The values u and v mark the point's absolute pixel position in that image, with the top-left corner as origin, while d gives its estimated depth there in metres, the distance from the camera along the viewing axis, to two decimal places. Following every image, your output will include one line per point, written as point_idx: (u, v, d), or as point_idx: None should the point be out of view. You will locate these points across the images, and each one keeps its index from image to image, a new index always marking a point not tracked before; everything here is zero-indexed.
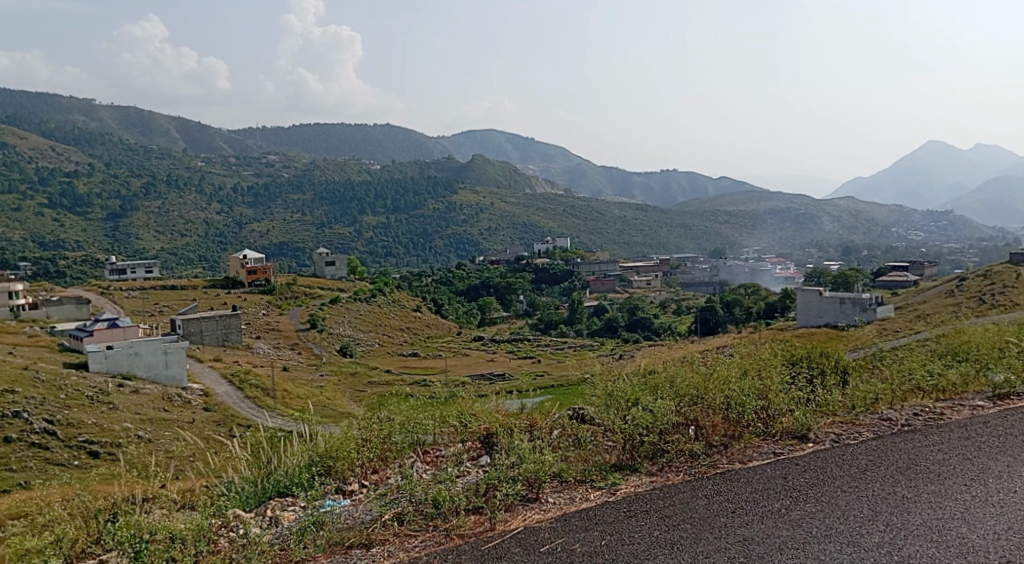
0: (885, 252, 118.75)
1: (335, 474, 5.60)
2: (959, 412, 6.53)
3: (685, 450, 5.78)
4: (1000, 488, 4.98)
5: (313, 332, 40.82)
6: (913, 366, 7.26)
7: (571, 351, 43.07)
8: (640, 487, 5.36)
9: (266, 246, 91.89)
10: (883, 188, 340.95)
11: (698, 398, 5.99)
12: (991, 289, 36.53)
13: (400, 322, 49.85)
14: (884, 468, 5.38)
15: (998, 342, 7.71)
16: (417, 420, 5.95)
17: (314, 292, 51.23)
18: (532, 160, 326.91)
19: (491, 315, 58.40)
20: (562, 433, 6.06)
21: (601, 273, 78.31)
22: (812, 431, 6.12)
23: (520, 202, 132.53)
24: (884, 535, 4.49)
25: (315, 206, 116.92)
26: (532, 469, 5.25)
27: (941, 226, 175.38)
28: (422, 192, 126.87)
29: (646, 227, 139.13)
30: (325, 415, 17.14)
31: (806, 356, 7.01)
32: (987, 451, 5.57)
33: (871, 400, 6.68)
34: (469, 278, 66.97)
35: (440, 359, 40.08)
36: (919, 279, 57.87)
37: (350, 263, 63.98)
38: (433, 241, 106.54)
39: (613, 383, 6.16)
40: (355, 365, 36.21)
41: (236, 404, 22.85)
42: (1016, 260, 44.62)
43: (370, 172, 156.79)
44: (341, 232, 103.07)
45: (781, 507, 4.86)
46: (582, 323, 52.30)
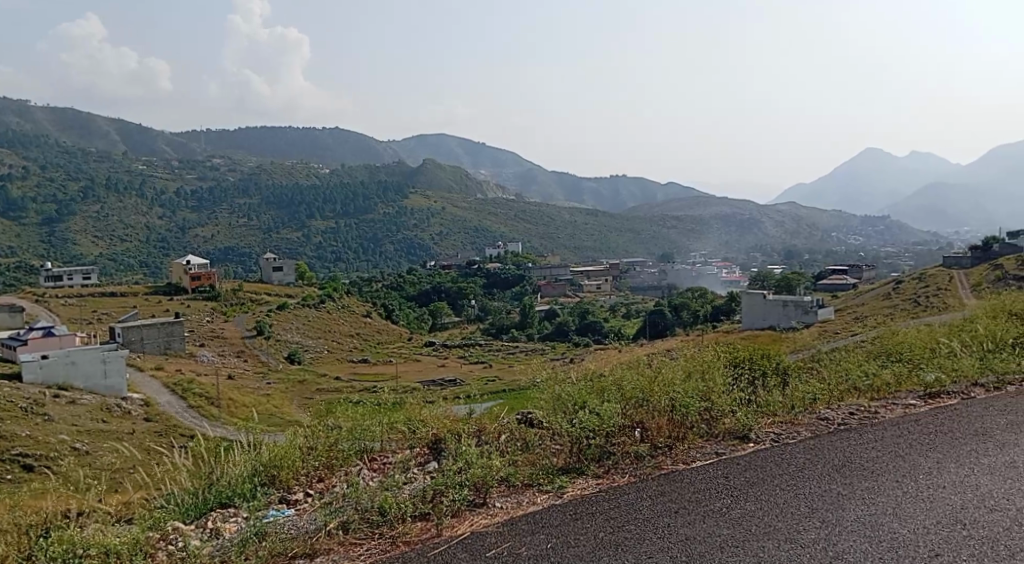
0: (827, 256, 122.00)
1: (279, 484, 5.51)
2: (894, 410, 6.73)
3: (631, 452, 5.87)
4: (929, 483, 5.17)
5: (260, 339, 40.17)
6: (849, 368, 7.55)
7: (522, 355, 43.33)
8: (587, 490, 5.39)
9: (211, 252, 89.79)
10: (824, 195, 350.39)
11: (643, 401, 6.12)
12: (926, 291, 37.96)
13: (349, 327, 49.39)
14: (821, 466, 5.54)
15: (930, 342, 8.06)
16: (364, 427, 5.95)
17: (261, 298, 50.39)
18: (483, 164, 327.16)
19: (443, 319, 58.36)
20: (509, 437, 6.09)
21: (552, 277, 78.80)
22: (753, 430, 6.22)
23: (471, 206, 132.66)
24: (819, 531, 4.61)
25: (262, 210, 114.77)
26: (480, 473, 5.33)
27: (879, 230, 181.02)
28: (371, 196, 125.61)
29: (595, 232, 140.22)
30: (272, 424, 16.81)
31: (748, 357, 7.20)
32: (918, 449, 5.76)
33: (811, 400, 6.86)
34: (420, 283, 66.77)
35: (391, 365, 39.81)
36: (857, 282, 59.73)
37: (298, 268, 63.24)
38: (383, 246, 105.87)
39: (561, 387, 6.32)
40: (303, 372, 35.67)
41: (179, 414, 22.38)
42: (949, 264, 46.56)
43: (319, 177, 154.36)
44: (289, 237, 101.60)
45: (723, 506, 4.96)
46: (533, 327, 52.57)
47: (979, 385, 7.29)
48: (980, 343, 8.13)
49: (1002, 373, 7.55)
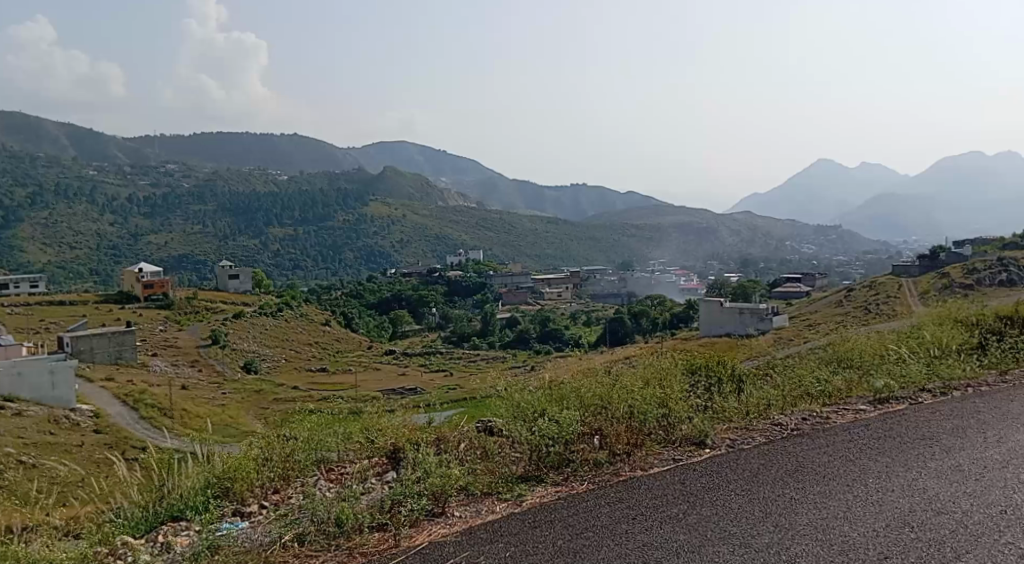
0: (782, 264, 124.29)
1: (232, 496, 5.39)
2: (845, 416, 6.86)
3: (590, 459, 5.89)
4: (879, 487, 5.28)
5: (215, 348, 39.44)
6: (802, 374, 7.69)
7: (483, 363, 43.20)
8: (546, 498, 5.39)
9: (165, 259, 87.95)
10: (779, 204, 356.85)
11: (602, 408, 6.17)
12: (877, 298, 38.83)
13: (307, 336, 48.77)
14: (775, 471, 5.63)
15: (879, 349, 8.25)
16: (321, 438, 5.89)
17: (216, 306, 49.48)
18: (444, 173, 326.56)
19: (403, 328, 57.93)
20: (469, 445, 6.06)
21: (513, 285, 78.82)
22: (709, 437, 6.30)
23: (432, 214, 132.16)
24: (774, 535, 4.69)
25: (218, 217, 112.85)
26: (438, 484, 5.27)
27: (831, 239, 185.05)
28: (330, 204, 124.51)
29: (556, 240, 140.89)
30: (227, 435, 16.50)
31: (705, 365, 7.31)
32: (869, 452, 5.89)
33: (765, 407, 6.97)
34: (380, 291, 66.22)
35: (350, 374, 39.34)
36: (811, 290, 60.84)
37: (254, 276, 62.22)
38: (343, 254, 104.86)
39: (521, 396, 6.33)
40: (260, 382, 35.04)
41: (130, 426, 21.82)
42: (898, 272, 47.80)
43: (277, 184, 152.46)
44: (246, 245, 99.97)
45: (678, 513, 5.01)
46: (494, 335, 52.57)
47: (925, 391, 7.47)
48: (927, 350, 8.34)
49: (948, 379, 7.74)
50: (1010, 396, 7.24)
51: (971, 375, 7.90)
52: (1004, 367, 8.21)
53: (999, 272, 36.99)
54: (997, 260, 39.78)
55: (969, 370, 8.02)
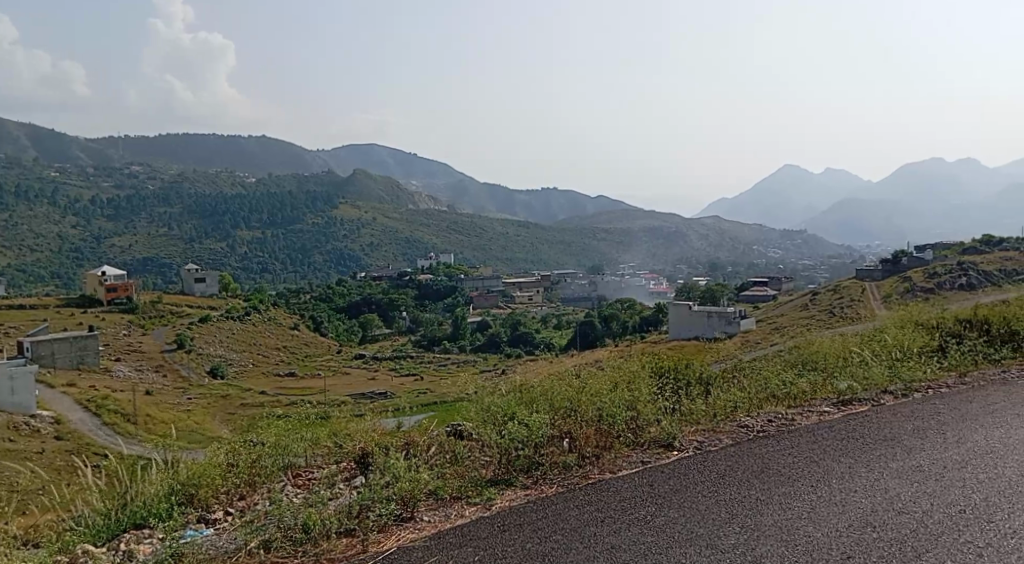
0: (749, 268, 125.78)
1: (197, 502, 5.31)
2: (810, 417, 6.97)
3: (559, 462, 5.92)
4: (842, 488, 5.37)
5: (181, 353, 38.90)
6: (768, 377, 7.80)
7: (454, 367, 43.16)
8: (515, 501, 5.40)
9: (129, 262, 86.54)
10: (746, 209, 361.40)
11: (571, 411, 6.20)
12: (841, 302, 39.50)
13: (275, 340, 48.28)
14: (740, 472, 5.69)
15: (843, 351, 8.40)
16: (288, 443, 5.84)
17: (182, 310, 48.72)
18: (415, 176, 326.01)
19: (373, 332, 57.64)
20: (438, 449, 6.06)
21: (484, 289, 78.85)
22: (677, 439, 6.33)
23: (403, 217, 131.66)
24: (739, 537, 4.74)
25: (184, 219, 111.29)
26: (407, 487, 5.27)
27: (797, 244, 187.90)
28: (299, 206, 123.40)
29: (527, 243, 141.21)
30: (192, 440, 16.35)
31: (672, 367, 7.41)
32: (832, 454, 5.98)
33: (732, 409, 7.05)
34: (350, 294, 65.80)
35: (318, 378, 38.99)
36: (776, 293, 61.76)
37: (221, 279, 61.46)
38: (313, 257, 104.04)
39: (491, 399, 6.35)
40: (227, 387, 34.60)
41: (92, 432, 21.44)
42: (861, 275, 48.71)
43: (245, 185, 150.87)
44: (213, 248, 98.66)
45: (647, 514, 5.05)
46: (465, 338, 52.53)
47: (887, 393, 7.61)
48: (889, 351, 8.50)
49: (909, 381, 7.89)
50: (967, 396, 7.43)
51: (931, 377, 8.09)
52: (962, 369, 8.42)
53: (959, 276, 37.87)
54: (957, 264, 40.76)
55: (929, 372, 8.20)
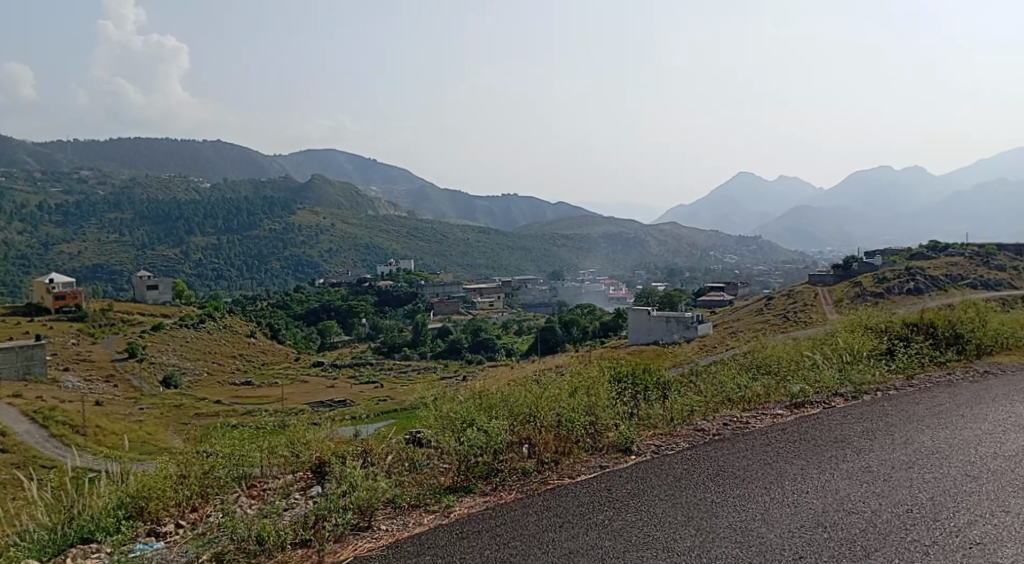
0: (706, 274, 127.35)
1: (147, 515, 5.19)
2: (763, 420, 7.08)
3: (518, 468, 5.95)
4: (795, 489, 5.46)
5: (132, 362, 37.92)
6: (724, 380, 7.89)
7: (414, 374, 42.92)
8: (474, 508, 5.38)
9: (78, 268, 84.30)
10: (704, 217, 366.35)
11: (531, 417, 6.20)
12: (795, 307, 40.19)
13: (230, 349, 47.37)
14: (695, 475, 5.77)
15: (796, 355, 8.57)
16: (243, 452, 5.70)
17: (134, 318, 47.61)
18: (375, 180, 324.15)
19: (332, 339, 57.04)
20: (396, 457, 6.01)
21: (445, 295, 78.56)
22: (634, 443, 6.39)
23: (362, 223, 130.86)
24: (694, 539, 4.79)
25: (136, 225, 108.84)
26: (363, 496, 5.22)
27: (753, 250, 190.97)
28: (256, 212, 121.57)
29: (486, 250, 141.15)
30: (145, 452, 15.93)
31: (631, 373, 7.47)
32: (785, 456, 6.09)
33: (688, 412, 7.13)
34: (308, 301, 65.03)
35: (276, 387, 38.34)
36: (733, 298, 62.63)
37: (175, 286, 60.22)
38: (270, 263, 102.70)
39: (450, 406, 6.29)
40: (180, 397, 33.82)
41: (40, 444, 20.80)
42: (814, 281, 49.61)
43: (199, 191, 148.16)
44: (166, 254, 96.65)
45: (604, 518, 5.08)
46: (426, 345, 52.17)
47: (838, 395, 7.76)
48: (839, 355, 8.68)
49: (859, 384, 8.06)
50: (917, 397, 7.62)
51: (880, 380, 8.26)
52: (910, 371, 8.64)
53: (907, 281, 38.78)
54: (905, 269, 41.76)
55: (878, 375, 8.39)
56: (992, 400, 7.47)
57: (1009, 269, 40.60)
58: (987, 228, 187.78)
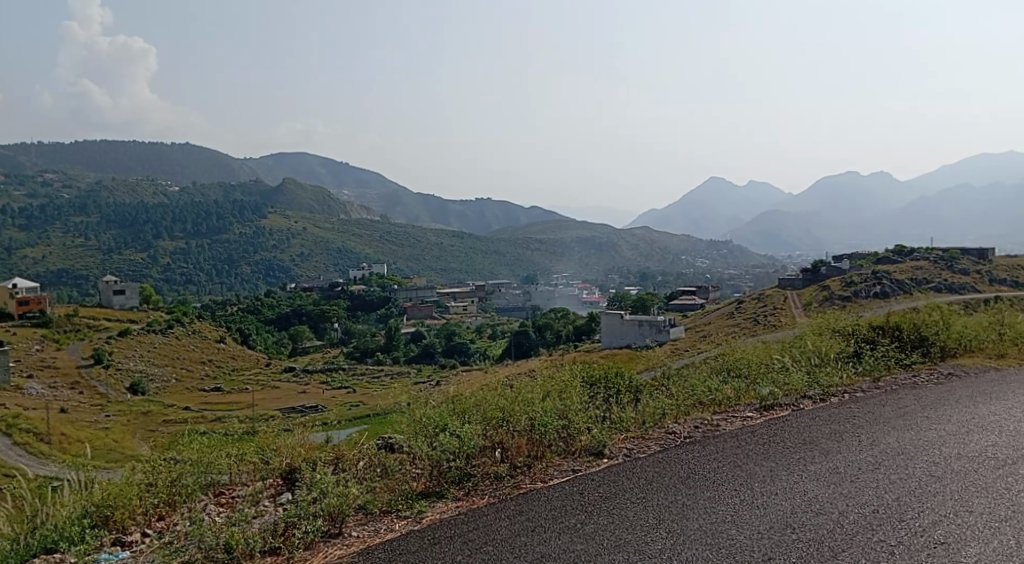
0: (678, 278, 128.30)
1: (112, 524, 5.12)
2: (733, 422, 7.16)
3: (490, 473, 5.94)
4: (763, 490, 5.52)
5: (98, 368, 37.25)
6: (695, 384, 7.97)
7: (387, 379, 42.71)
8: (446, 513, 5.36)
9: (42, 273, 82.67)
10: (675, 221, 369.71)
11: (504, 421, 6.19)
12: (764, 310, 40.69)
13: (199, 354, 46.79)
14: (668, 478, 5.80)
15: (765, 358, 8.66)
16: (211, 459, 5.59)
17: (100, 323, 46.81)
18: (347, 184, 322.42)
19: (303, 344, 56.60)
20: (368, 463, 5.98)
21: (418, 299, 78.35)
22: (607, 447, 6.41)
23: (334, 227, 130.04)
24: (664, 542, 4.82)
25: (102, 229, 107.15)
26: (335, 503, 5.14)
27: (724, 255, 192.77)
28: (225, 216, 120.19)
29: (459, 254, 141.06)
30: (111, 459, 15.66)
31: (604, 377, 7.49)
32: (754, 458, 6.16)
33: (660, 416, 7.18)
34: (279, 306, 64.44)
35: (246, 393, 37.90)
36: (704, 302, 63.26)
37: (142, 291, 59.32)
38: (239, 268, 101.64)
39: (422, 411, 6.25)
40: (148, 404, 33.32)
41: (3, 452, 20.36)
42: (783, 285, 50.32)
43: (167, 194, 146.14)
44: (133, 258, 95.15)
45: (576, 522, 5.09)
46: (398, 350, 51.94)
47: (806, 398, 7.87)
48: (807, 358, 8.82)
49: (827, 387, 8.17)
50: (884, 399, 7.76)
51: (847, 383, 8.38)
52: (877, 374, 8.77)
53: (873, 284, 39.52)
54: (872, 273, 42.52)
55: (845, 377, 8.51)
56: (957, 401, 7.63)
57: (971, 273, 41.46)
58: (950, 232, 191.84)
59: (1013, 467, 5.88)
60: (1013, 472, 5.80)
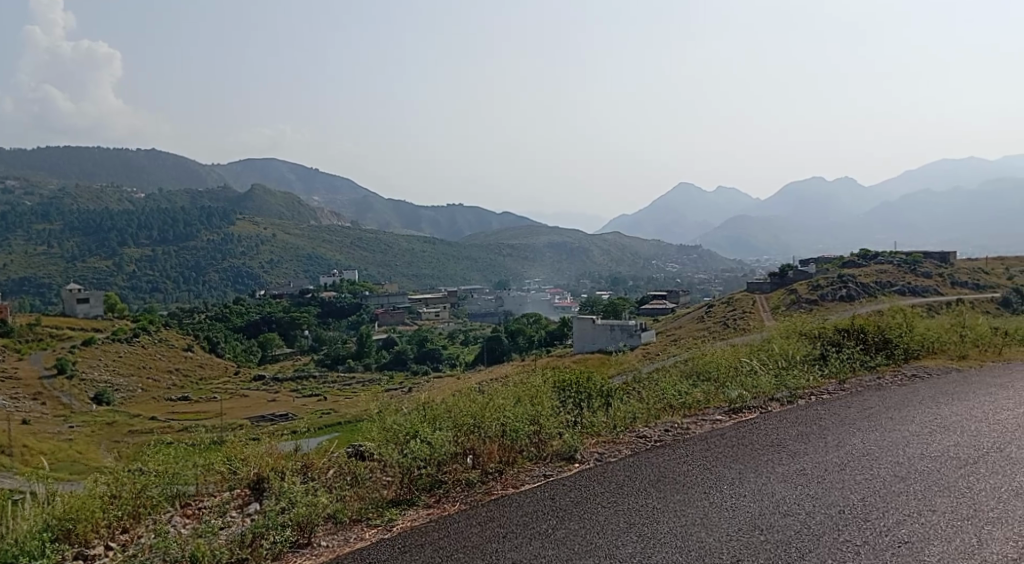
0: (649, 282, 129.09)
1: (75, 538, 5.00)
2: (703, 425, 7.21)
3: (461, 479, 5.92)
4: (732, 493, 5.57)
5: (61, 379, 36.48)
6: (665, 388, 8.03)
7: (358, 386, 42.37)
8: (417, 521, 5.33)
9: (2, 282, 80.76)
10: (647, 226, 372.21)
11: (475, 427, 6.17)
12: (733, 314, 41.07)
13: (166, 363, 46.04)
14: (639, 482, 5.82)
15: (734, 361, 8.76)
16: (177, 470, 5.53)
17: (63, 333, 45.84)
18: (316, 190, 319.51)
19: (273, 351, 56.01)
20: (338, 472, 5.93)
21: (389, 305, 77.89)
22: (578, 451, 6.41)
23: (304, 233, 128.93)
24: (636, 544, 4.85)
25: (65, 237, 105.15)
26: (304, 513, 5.10)
27: (694, 259, 194.56)
28: (192, 222, 118.54)
29: (431, 259, 140.70)
30: (72, 471, 15.33)
31: (576, 382, 7.50)
32: (722, 460, 6.22)
33: (631, 420, 7.21)
34: (248, 313, 63.66)
35: (215, 402, 37.34)
36: (674, 306, 63.71)
37: (107, 299, 58.32)
38: (207, 275, 100.30)
39: (393, 418, 6.20)
40: (113, 414, 32.71)
41: None
42: (752, 289, 50.79)
43: (132, 201, 143.75)
44: (97, 266, 93.36)
45: (548, 527, 5.10)
46: (370, 356, 51.52)
47: (774, 400, 7.95)
48: (775, 361, 8.93)
49: (794, 388, 8.26)
50: (849, 401, 7.89)
51: (813, 385, 8.49)
52: (842, 375, 8.91)
53: (840, 288, 40.06)
54: (838, 276, 43.14)
55: (812, 380, 8.61)
56: (920, 402, 7.77)
57: (935, 276, 42.29)
58: (915, 236, 195.71)
59: (974, 466, 6.00)
60: (974, 470, 5.93)
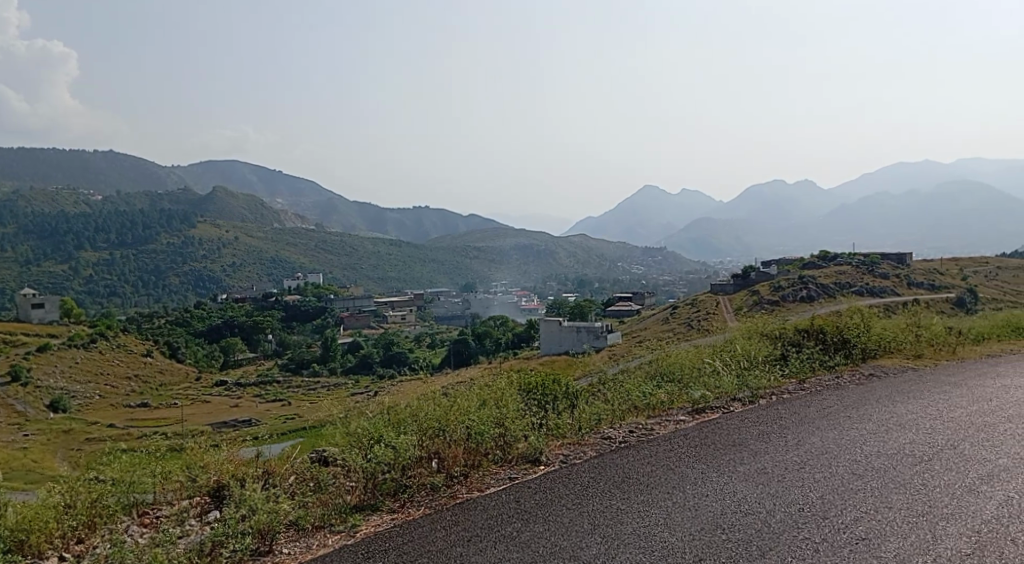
0: (614, 284, 130.16)
1: (28, 548, 4.88)
2: (667, 425, 7.28)
3: (427, 484, 5.88)
4: (695, 493, 5.62)
5: (15, 386, 35.58)
6: (630, 388, 8.11)
7: (323, 390, 42.05)
8: (381, 526, 5.29)
9: None
10: (612, 228, 375.07)
11: (440, 431, 6.15)
12: (697, 314, 41.71)
13: (125, 369, 45.18)
14: (604, 483, 5.85)
15: (697, 363, 8.87)
16: (135, 478, 5.43)
17: (16, 338, 44.73)
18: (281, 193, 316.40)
19: (235, 356, 55.32)
20: (301, 478, 5.88)
21: (354, 308, 77.46)
22: (544, 453, 6.43)
23: (267, 236, 127.55)
24: (601, 546, 4.86)
25: (18, 240, 102.61)
26: (265, 520, 5.04)
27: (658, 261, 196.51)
28: (152, 225, 116.51)
29: (397, 262, 140.16)
30: (28, 478, 14.97)
31: (541, 383, 7.52)
32: (684, 460, 6.28)
33: (596, 422, 7.26)
34: (210, 318, 62.80)
35: (175, 408, 36.74)
36: (639, 307, 64.28)
37: (63, 304, 57.05)
38: (167, 278, 98.64)
39: (356, 422, 6.16)
40: (71, 422, 32.01)
41: None
42: (715, 290, 51.54)
43: (90, 204, 140.88)
44: (53, 270, 91.30)
45: (512, 529, 5.10)
46: (335, 360, 51.08)
47: (737, 400, 8.04)
48: (736, 361, 9.03)
49: (755, 388, 8.36)
50: (808, 399, 8.02)
51: (774, 385, 8.61)
52: (803, 375, 9.07)
53: (800, 288, 40.86)
54: (798, 277, 44.09)
55: (773, 380, 8.73)
56: (877, 400, 7.92)
57: (891, 277, 43.40)
58: (875, 237, 200.26)
59: (929, 463, 6.14)
60: (928, 466, 6.06)
